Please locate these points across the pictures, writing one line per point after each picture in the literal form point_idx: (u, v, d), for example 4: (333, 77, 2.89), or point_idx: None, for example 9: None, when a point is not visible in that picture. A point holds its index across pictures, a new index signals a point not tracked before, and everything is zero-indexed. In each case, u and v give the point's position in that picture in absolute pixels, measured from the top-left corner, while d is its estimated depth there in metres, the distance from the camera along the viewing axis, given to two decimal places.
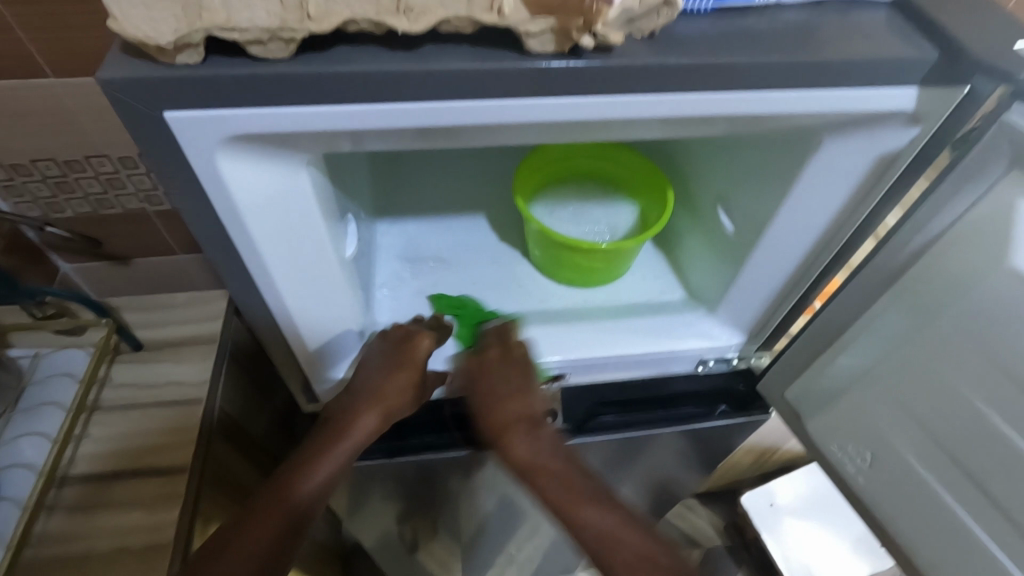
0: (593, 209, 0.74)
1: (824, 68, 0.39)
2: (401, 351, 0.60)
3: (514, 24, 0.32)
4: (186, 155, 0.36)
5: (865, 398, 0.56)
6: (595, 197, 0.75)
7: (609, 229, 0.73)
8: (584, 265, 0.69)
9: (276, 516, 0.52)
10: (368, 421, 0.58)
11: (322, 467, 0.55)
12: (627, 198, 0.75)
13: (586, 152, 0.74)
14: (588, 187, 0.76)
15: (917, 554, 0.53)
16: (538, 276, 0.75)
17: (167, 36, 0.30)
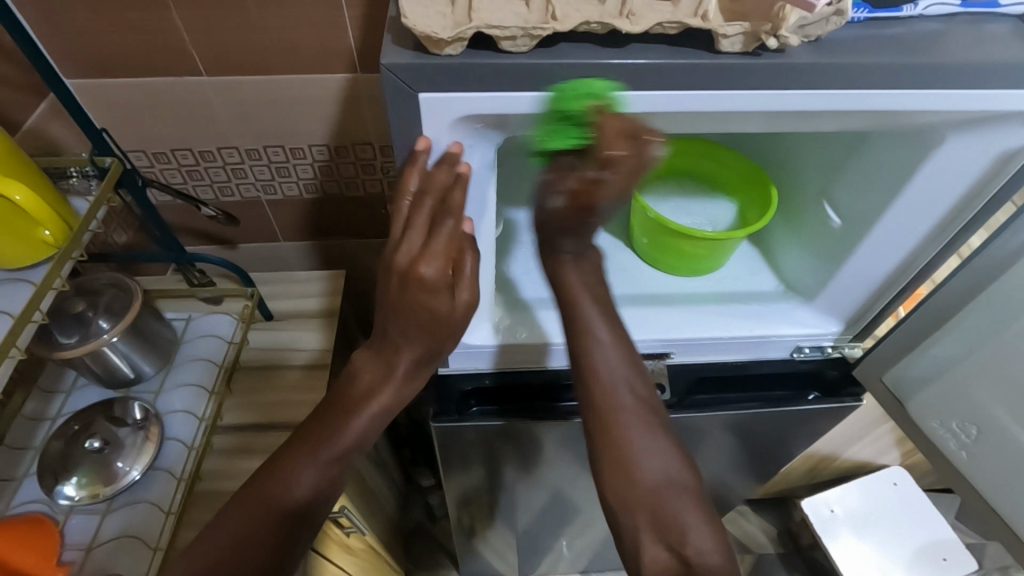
0: (694, 204, 0.81)
1: (959, 71, 0.45)
2: (402, 277, 0.50)
3: (714, 27, 0.39)
4: (423, 130, 0.44)
5: (966, 380, 0.59)
6: (695, 193, 0.82)
7: (710, 222, 0.79)
8: (688, 253, 0.75)
9: (266, 510, 0.51)
10: (366, 407, 0.56)
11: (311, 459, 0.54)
12: (725, 195, 0.81)
13: (689, 152, 0.81)
14: (688, 184, 0.82)
15: (1019, 519, 0.58)
16: (642, 263, 0.81)
17: (446, 31, 0.38)
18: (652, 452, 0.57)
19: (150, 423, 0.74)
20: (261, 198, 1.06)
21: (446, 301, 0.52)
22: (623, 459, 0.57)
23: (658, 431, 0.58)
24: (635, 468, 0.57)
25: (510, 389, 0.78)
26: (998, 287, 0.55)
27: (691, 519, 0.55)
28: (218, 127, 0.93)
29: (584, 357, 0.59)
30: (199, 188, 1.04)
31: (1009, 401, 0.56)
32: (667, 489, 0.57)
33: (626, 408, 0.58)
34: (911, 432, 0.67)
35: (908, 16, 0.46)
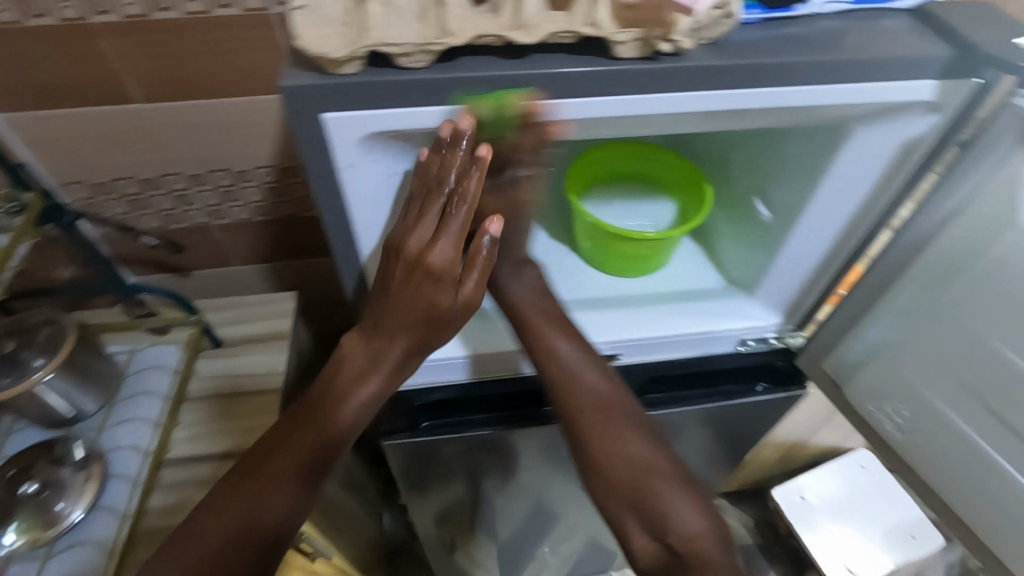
0: (635, 206, 0.81)
1: (858, 65, 0.46)
2: (415, 263, 0.51)
3: (607, 35, 0.40)
4: (333, 151, 0.44)
5: (900, 362, 0.61)
6: (636, 195, 0.82)
7: (652, 223, 0.80)
8: (633, 255, 0.76)
9: (234, 514, 0.53)
10: (343, 408, 0.56)
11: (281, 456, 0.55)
12: (664, 195, 0.82)
13: (626, 155, 0.82)
14: (629, 187, 0.83)
15: (952, 496, 0.59)
16: (590, 268, 0.81)
17: (339, 50, 0.38)
18: (639, 443, 0.61)
19: (93, 462, 0.72)
20: (210, 223, 1.05)
21: (450, 293, 0.53)
22: (608, 457, 0.60)
23: (635, 429, 0.61)
24: (613, 465, 0.60)
25: (466, 399, 0.76)
26: (916, 271, 0.56)
27: (674, 494, 0.59)
28: (159, 153, 0.92)
29: (563, 386, 0.61)
30: (144, 218, 1.02)
31: (939, 377, 0.58)
32: (663, 492, 0.59)
33: (612, 408, 0.62)
34: (851, 417, 0.67)
35: (804, 16, 0.48)
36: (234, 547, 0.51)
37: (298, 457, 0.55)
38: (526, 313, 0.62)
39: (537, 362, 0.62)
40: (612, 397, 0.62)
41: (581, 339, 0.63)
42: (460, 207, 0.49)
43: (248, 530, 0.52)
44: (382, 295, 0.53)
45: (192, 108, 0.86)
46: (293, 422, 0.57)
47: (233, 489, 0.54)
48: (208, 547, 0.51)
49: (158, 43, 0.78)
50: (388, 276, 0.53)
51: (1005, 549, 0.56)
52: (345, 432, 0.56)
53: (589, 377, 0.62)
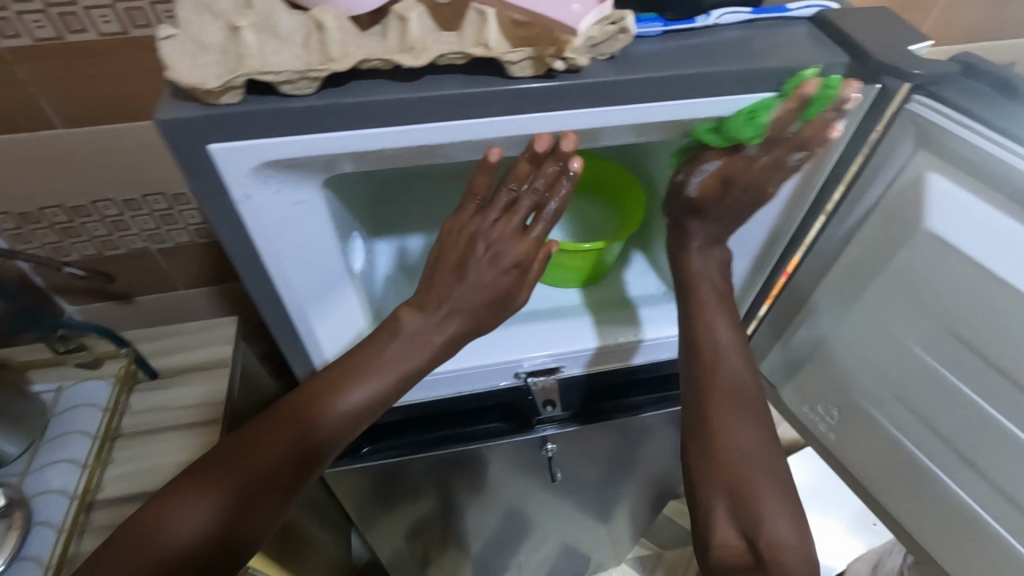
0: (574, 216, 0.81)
1: (761, 75, 0.45)
2: (511, 233, 0.50)
3: (498, 55, 0.39)
4: (226, 182, 0.42)
5: (829, 364, 0.60)
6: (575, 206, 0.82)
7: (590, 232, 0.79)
8: (575, 266, 0.76)
9: (220, 499, 0.45)
10: (346, 400, 0.48)
11: (277, 441, 0.47)
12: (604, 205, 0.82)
13: None
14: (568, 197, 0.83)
15: (883, 495, 0.59)
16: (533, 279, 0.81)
17: (214, 81, 0.36)
18: (750, 431, 0.54)
19: (14, 510, 0.69)
20: (150, 247, 0.95)
21: (525, 289, 0.53)
22: (715, 441, 0.53)
23: (756, 420, 0.54)
24: (724, 450, 0.53)
25: (409, 421, 0.75)
26: (837, 273, 0.56)
27: (767, 492, 0.51)
28: (84, 180, 0.83)
29: (705, 359, 0.55)
30: (76, 245, 0.92)
31: (864, 380, 0.57)
32: (761, 486, 0.52)
33: (729, 391, 0.55)
34: (789, 418, 0.67)
35: (705, 27, 0.48)
36: (204, 555, 0.44)
37: (288, 449, 0.47)
38: (701, 285, 0.56)
39: (689, 336, 0.57)
40: (727, 377, 0.55)
41: (736, 320, 0.57)
42: (549, 206, 0.50)
43: (224, 536, 0.45)
44: (456, 266, 0.50)
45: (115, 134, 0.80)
46: (285, 415, 0.48)
47: (226, 469, 0.46)
48: (192, 536, 0.44)
49: (73, 64, 0.72)
50: (450, 252, 0.50)
51: (935, 545, 0.56)
52: (347, 425, 0.49)
53: (734, 363, 0.55)
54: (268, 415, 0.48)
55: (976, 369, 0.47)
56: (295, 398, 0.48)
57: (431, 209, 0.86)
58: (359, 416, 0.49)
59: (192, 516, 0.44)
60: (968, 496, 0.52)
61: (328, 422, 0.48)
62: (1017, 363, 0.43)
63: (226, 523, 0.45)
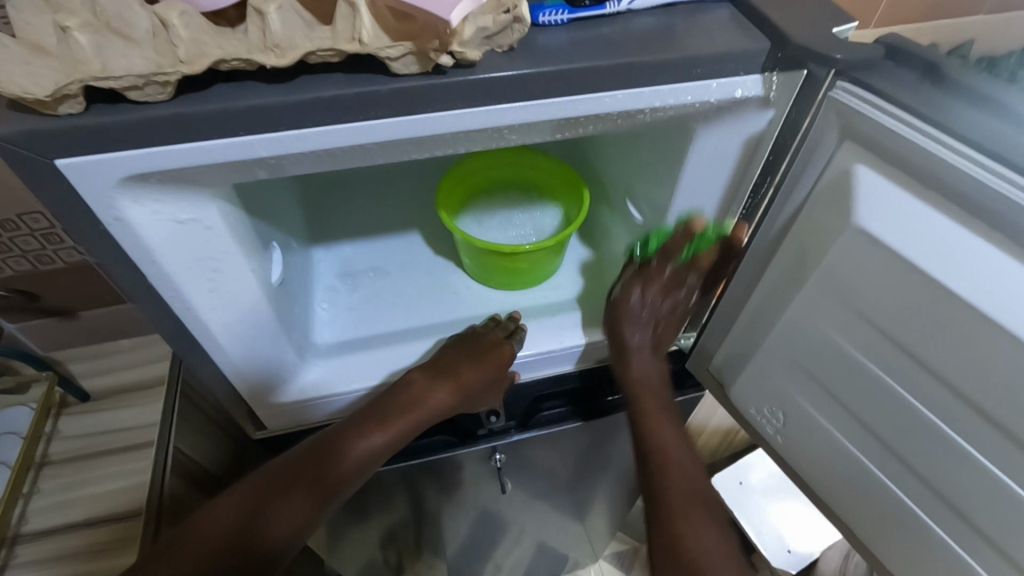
0: (518, 214, 0.77)
1: (678, 64, 0.42)
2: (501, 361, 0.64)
3: (374, 51, 0.35)
4: (87, 201, 0.38)
5: (772, 364, 0.56)
6: (521, 203, 0.78)
7: (534, 231, 0.75)
8: (517, 268, 0.72)
9: (243, 510, 0.51)
10: (354, 442, 0.56)
11: (294, 467, 0.54)
12: (550, 201, 0.77)
13: (506, 163, 0.78)
14: (513, 194, 0.79)
15: (832, 500, 0.57)
16: (476, 283, 0.77)
17: (42, 90, 0.32)
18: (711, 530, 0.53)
19: None
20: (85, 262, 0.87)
21: (502, 383, 0.65)
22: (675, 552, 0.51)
23: (710, 524, 0.53)
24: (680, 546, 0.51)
25: None
26: (778, 267, 0.52)
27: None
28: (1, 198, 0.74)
29: (646, 435, 0.59)
30: (5, 263, 0.83)
31: (806, 382, 0.53)
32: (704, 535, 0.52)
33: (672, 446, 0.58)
34: (737, 418, 0.64)
35: (618, 14, 0.44)
36: (226, 552, 0.49)
37: (307, 472, 0.54)
38: (643, 392, 0.62)
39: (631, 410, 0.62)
40: (683, 459, 0.57)
41: (675, 420, 0.61)
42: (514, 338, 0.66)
43: (244, 537, 0.50)
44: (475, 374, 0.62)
45: None
46: (304, 453, 0.55)
47: (251, 488, 0.53)
48: (217, 538, 0.49)
49: None
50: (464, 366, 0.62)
51: (881, 548, 0.54)
52: (360, 466, 0.56)
53: (666, 429, 0.60)
54: (290, 452, 0.56)
55: (915, 372, 0.44)
56: (315, 439, 0.57)
57: (369, 214, 0.82)
58: (367, 456, 0.56)
59: (219, 521, 0.51)
60: (914, 502, 0.49)
61: (345, 460, 0.55)
62: (960, 370, 0.40)
63: (248, 525, 0.51)
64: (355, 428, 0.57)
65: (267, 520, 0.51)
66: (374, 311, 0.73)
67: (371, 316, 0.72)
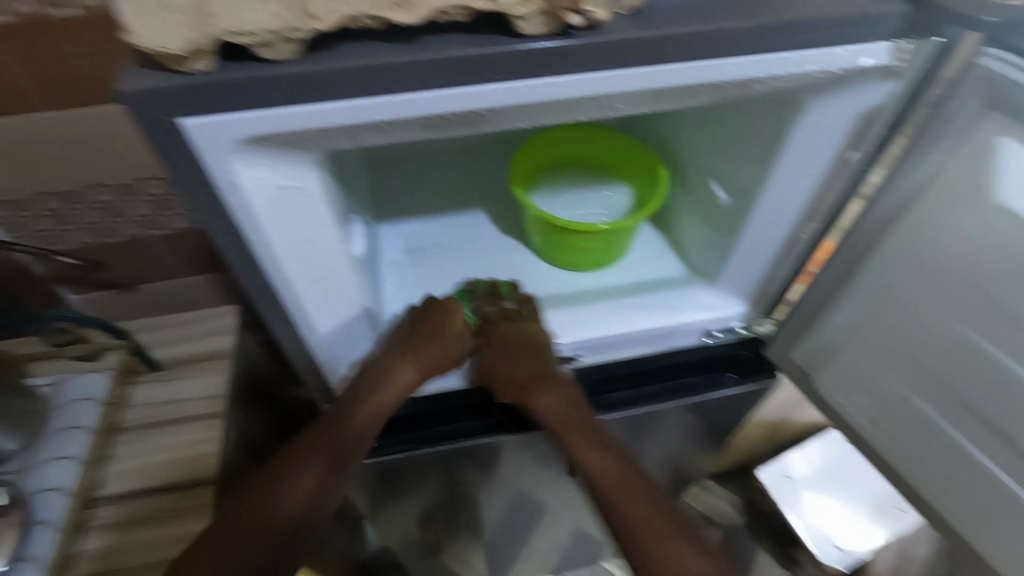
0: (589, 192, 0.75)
1: (807, 27, 0.40)
2: (449, 337, 0.65)
3: (506, 9, 0.34)
4: (205, 162, 0.38)
5: (874, 350, 0.59)
6: (592, 180, 0.76)
7: (607, 210, 0.73)
8: (600, 247, 0.71)
9: (254, 507, 0.52)
10: (351, 417, 0.59)
11: (297, 453, 0.56)
12: (622, 179, 0.75)
13: (579, 138, 0.76)
14: (584, 171, 0.77)
15: (917, 482, 0.61)
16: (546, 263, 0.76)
17: (180, 44, 0.32)
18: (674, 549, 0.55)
19: (12, 509, 0.66)
20: (147, 235, 0.87)
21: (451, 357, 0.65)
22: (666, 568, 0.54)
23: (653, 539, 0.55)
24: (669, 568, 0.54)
25: (412, 413, 0.69)
26: (889, 256, 0.54)
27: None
28: (75, 168, 0.75)
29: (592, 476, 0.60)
30: (72, 234, 0.84)
31: (909, 367, 0.57)
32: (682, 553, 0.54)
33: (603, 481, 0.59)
34: (818, 404, 0.66)
35: None
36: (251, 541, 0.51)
37: (311, 454, 0.56)
38: (559, 423, 0.64)
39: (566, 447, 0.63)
40: (612, 471, 0.61)
41: (610, 446, 0.63)
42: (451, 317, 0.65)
43: (264, 524, 0.52)
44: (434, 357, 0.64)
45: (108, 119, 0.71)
46: (306, 436, 0.58)
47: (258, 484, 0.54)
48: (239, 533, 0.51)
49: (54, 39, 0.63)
50: (425, 346, 0.63)
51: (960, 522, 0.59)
52: (362, 439, 0.59)
53: (599, 459, 0.61)
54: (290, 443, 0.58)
55: None
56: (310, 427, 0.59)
57: (433, 191, 0.81)
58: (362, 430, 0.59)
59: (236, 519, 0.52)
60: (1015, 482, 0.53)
61: (347, 436, 0.58)
62: None
63: (264, 511, 0.52)
64: (353, 409, 0.59)
65: (277, 511, 0.53)
66: (441, 287, 0.72)
67: (437, 292, 0.72)
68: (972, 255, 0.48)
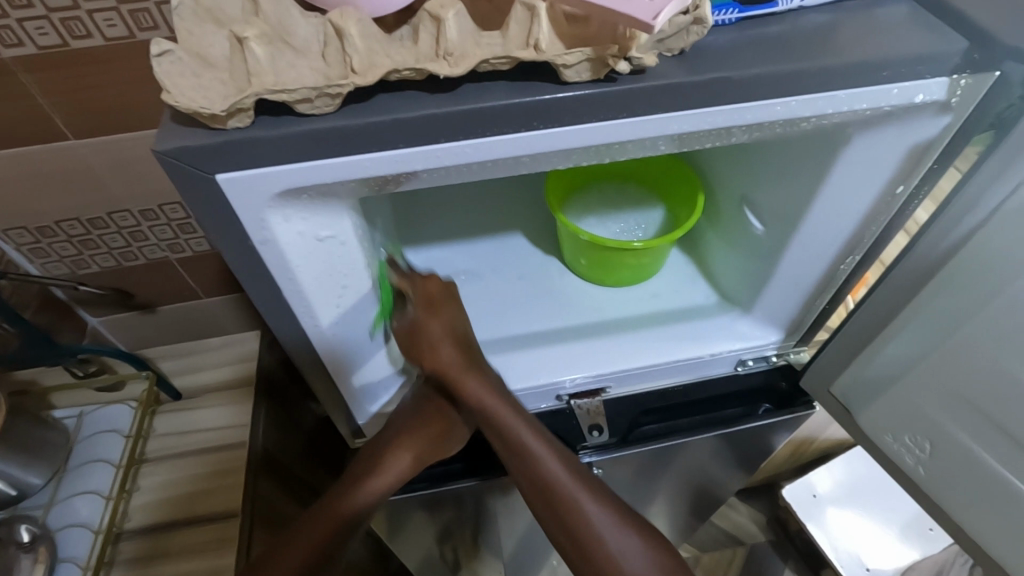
0: (623, 209, 0.74)
1: (858, 65, 0.38)
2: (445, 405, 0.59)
3: (551, 59, 0.33)
4: (239, 215, 0.37)
5: (921, 391, 0.53)
6: (626, 197, 0.75)
7: (642, 227, 0.72)
8: (631, 265, 0.70)
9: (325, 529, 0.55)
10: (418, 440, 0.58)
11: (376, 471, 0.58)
12: (657, 195, 0.74)
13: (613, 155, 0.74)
14: (617, 188, 0.76)
15: (989, 545, 0.52)
16: (578, 280, 0.75)
17: (220, 103, 0.31)
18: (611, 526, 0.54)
19: (40, 544, 0.66)
20: (169, 260, 0.87)
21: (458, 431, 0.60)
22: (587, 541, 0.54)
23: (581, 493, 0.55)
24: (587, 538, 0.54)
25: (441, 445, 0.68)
26: (935, 289, 0.49)
27: None
28: (101, 196, 0.76)
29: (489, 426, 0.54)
30: (96, 259, 0.84)
31: (967, 413, 0.50)
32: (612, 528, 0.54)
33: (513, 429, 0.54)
34: (866, 444, 0.60)
35: (787, 10, 0.40)
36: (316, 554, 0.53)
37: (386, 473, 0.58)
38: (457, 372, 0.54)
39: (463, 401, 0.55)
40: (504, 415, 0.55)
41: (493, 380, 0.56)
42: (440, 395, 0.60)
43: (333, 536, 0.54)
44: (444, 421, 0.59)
45: (132, 148, 0.71)
46: (376, 448, 0.59)
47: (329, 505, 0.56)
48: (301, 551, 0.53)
49: (83, 70, 0.63)
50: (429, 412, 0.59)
51: None
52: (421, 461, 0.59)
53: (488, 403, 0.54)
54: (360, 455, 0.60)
55: None
56: (382, 439, 0.59)
57: (458, 215, 0.79)
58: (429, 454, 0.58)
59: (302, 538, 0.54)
60: None
61: (414, 460, 0.58)
62: None
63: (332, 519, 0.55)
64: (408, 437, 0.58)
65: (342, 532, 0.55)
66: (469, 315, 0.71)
67: None
68: None
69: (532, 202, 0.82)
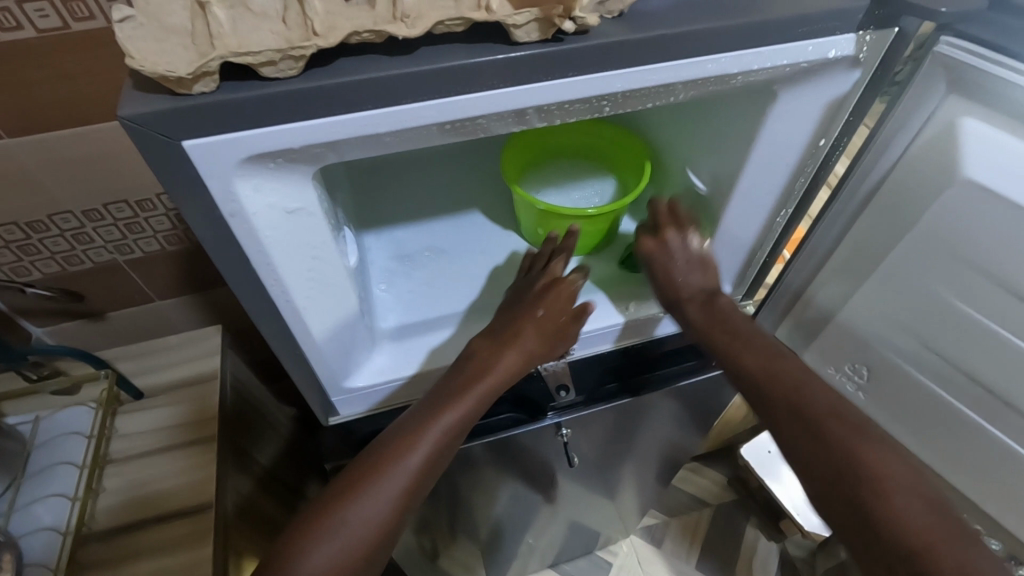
0: (577, 181, 0.77)
1: (778, 23, 0.42)
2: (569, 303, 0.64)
3: (501, 19, 0.35)
4: (207, 183, 0.38)
5: (858, 324, 0.59)
6: (580, 169, 0.78)
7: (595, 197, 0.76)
8: (590, 234, 0.73)
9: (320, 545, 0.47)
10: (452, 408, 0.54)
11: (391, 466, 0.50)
12: (609, 166, 0.78)
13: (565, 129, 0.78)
14: (571, 161, 0.79)
15: (920, 450, 0.60)
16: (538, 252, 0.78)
17: (183, 68, 0.32)
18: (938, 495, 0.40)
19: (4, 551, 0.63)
20: (118, 259, 0.85)
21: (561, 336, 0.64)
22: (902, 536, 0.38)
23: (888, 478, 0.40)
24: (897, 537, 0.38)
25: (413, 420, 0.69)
26: (861, 229, 0.55)
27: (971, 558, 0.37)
28: (41, 196, 0.73)
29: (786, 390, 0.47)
30: (37, 263, 0.81)
31: (897, 337, 0.57)
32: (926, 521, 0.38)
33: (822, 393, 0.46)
34: None
35: None
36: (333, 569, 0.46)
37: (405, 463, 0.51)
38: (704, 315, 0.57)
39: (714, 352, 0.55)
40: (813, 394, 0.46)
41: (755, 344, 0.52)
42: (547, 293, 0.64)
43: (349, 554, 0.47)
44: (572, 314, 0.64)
45: (73, 142, 0.69)
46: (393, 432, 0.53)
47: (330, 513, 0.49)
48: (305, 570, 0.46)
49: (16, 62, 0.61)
50: (553, 303, 0.63)
51: (979, 493, 0.58)
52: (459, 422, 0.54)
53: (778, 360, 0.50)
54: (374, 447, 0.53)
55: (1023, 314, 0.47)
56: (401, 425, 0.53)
57: (417, 197, 0.81)
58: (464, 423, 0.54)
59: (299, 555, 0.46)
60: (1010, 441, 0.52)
61: (448, 423, 0.53)
62: None
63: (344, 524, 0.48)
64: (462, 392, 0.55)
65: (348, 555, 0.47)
66: (435, 291, 0.73)
67: (431, 297, 0.72)
68: (948, 219, 0.48)
69: (489, 180, 0.84)
